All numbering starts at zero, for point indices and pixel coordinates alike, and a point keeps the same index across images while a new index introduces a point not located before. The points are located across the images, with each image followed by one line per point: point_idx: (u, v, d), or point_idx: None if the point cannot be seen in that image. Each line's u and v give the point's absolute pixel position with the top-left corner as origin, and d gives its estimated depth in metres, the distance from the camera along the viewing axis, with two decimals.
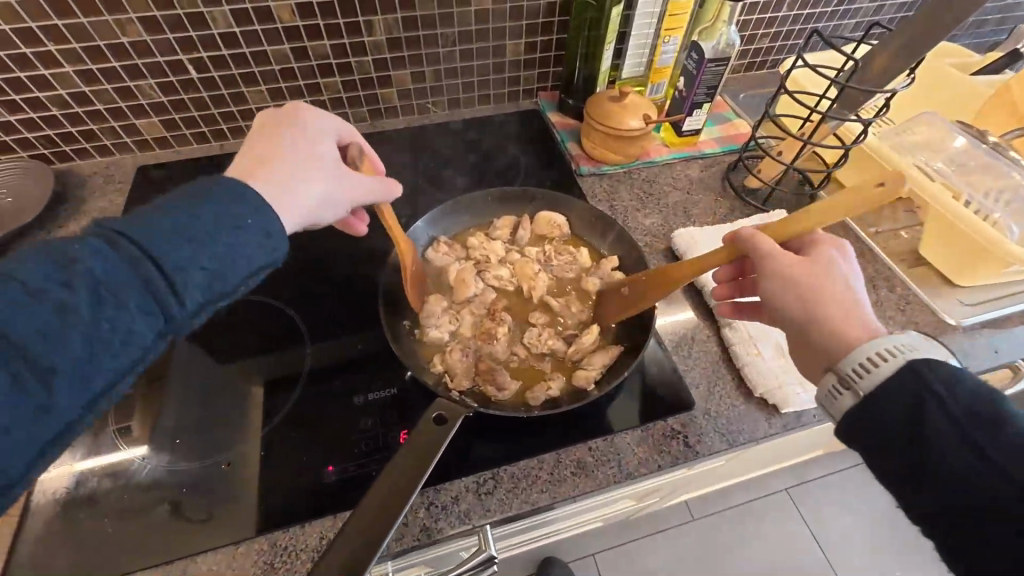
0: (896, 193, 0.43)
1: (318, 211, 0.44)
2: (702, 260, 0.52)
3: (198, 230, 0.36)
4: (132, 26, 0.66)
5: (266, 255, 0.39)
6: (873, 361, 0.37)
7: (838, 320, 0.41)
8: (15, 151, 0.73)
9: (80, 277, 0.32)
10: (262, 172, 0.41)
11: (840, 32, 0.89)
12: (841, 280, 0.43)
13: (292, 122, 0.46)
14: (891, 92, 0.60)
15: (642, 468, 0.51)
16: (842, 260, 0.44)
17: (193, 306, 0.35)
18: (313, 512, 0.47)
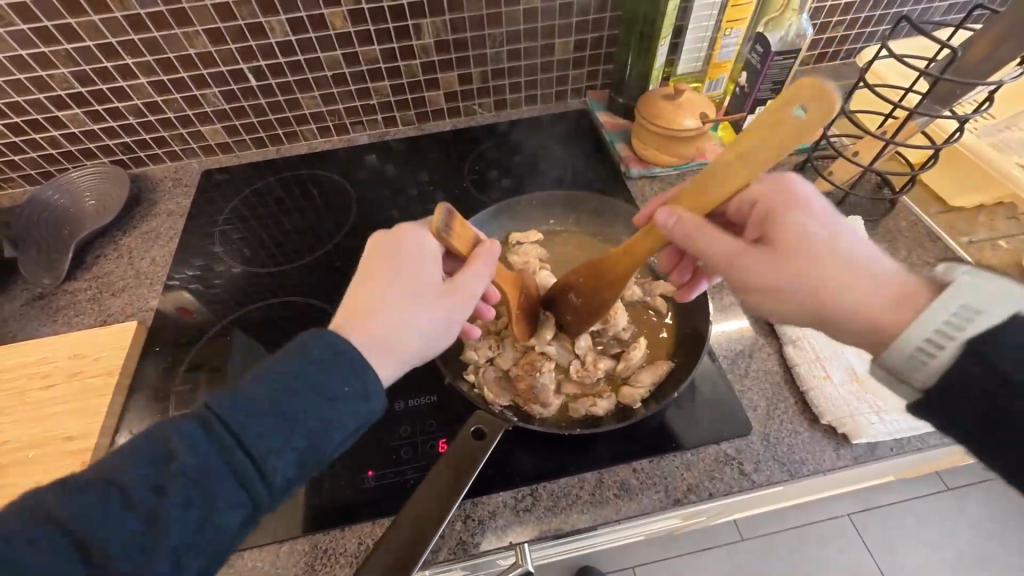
0: (826, 113, 0.38)
1: (420, 350, 0.42)
2: (635, 244, 0.51)
3: (322, 382, 0.37)
4: (198, 38, 0.70)
5: (358, 419, 0.38)
6: (934, 343, 0.35)
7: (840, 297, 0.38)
8: (98, 157, 0.80)
9: (234, 429, 0.34)
10: (369, 321, 0.40)
11: (929, 16, 0.80)
12: (812, 242, 0.40)
13: (395, 252, 0.44)
14: (996, 83, 0.53)
15: (691, 495, 0.47)
16: (805, 218, 0.42)
17: (315, 459, 0.36)
18: (353, 517, 0.47)
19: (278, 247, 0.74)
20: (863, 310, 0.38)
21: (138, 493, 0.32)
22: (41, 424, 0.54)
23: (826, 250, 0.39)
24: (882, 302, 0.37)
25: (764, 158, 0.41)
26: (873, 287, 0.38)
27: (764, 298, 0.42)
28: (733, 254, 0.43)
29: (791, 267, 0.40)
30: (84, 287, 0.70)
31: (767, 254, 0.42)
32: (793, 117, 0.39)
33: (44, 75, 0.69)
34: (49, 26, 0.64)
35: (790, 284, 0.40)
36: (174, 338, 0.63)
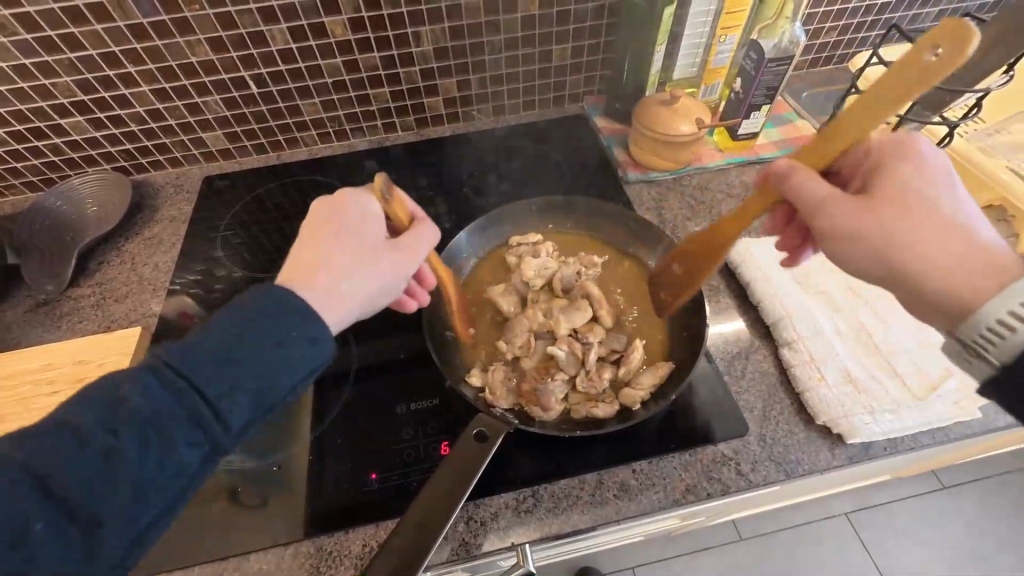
0: (957, 59, 0.33)
1: (370, 300, 0.43)
2: (741, 215, 0.49)
3: (238, 355, 0.36)
4: (200, 46, 0.71)
5: (312, 361, 0.39)
6: (1005, 326, 0.37)
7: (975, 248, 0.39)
8: (99, 163, 0.80)
9: (129, 419, 0.33)
10: (308, 277, 0.40)
11: (919, 22, 0.81)
12: (917, 194, 0.41)
13: (337, 211, 0.44)
14: (984, 91, 0.54)
15: (689, 495, 0.48)
16: (915, 171, 0.42)
17: (240, 423, 0.36)
18: (357, 520, 0.48)
19: (279, 252, 0.75)
20: (952, 280, 0.39)
21: (91, 434, 0.32)
22: None
23: (948, 207, 0.40)
24: (977, 259, 0.39)
25: (888, 109, 0.38)
26: (967, 254, 0.39)
27: (837, 252, 0.42)
28: (831, 198, 0.42)
29: (890, 222, 0.40)
30: (88, 294, 0.70)
31: (865, 203, 0.41)
32: (931, 60, 0.35)
33: (46, 84, 0.69)
34: (53, 35, 0.65)
35: (889, 247, 0.40)
36: (177, 343, 0.64)
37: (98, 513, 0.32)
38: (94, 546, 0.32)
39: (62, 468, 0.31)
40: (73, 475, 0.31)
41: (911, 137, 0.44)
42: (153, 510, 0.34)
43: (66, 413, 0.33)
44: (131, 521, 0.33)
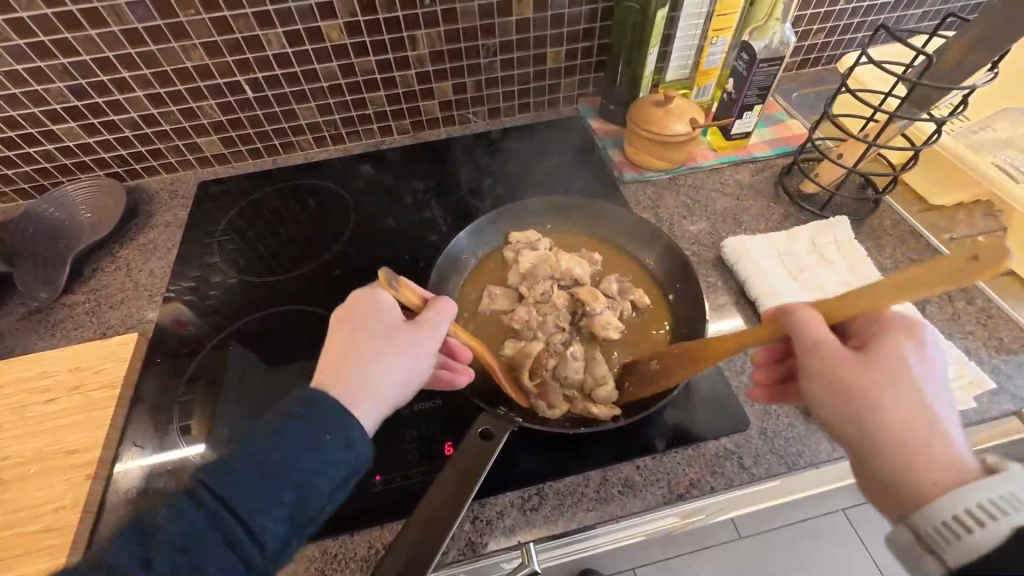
0: (996, 266, 0.34)
1: (396, 394, 0.42)
2: (744, 335, 0.46)
3: (275, 463, 0.37)
4: (195, 51, 0.71)
5: (349, 464, 0.39)
6: (972, 519, 0.31)
7: (942, 463, 0.34)
8: (92, 170, 0.79)
9: (162, 546, 0.33)
10: (337, 376, 0.40)
11: (904, 23, 0.83)
12: (899, 370, 0.37)
13: (356, 312, 0.43)
14: (970, 88, 0.55)
15: (694, 490, 0.49)
16: (913, 358, 0.38)
17: (277, 541, 0.36)
18: (362, 522, 0.48)
19: (275, 257, 0.75)
20: (925, 449, 0.35)
21: (130, 569, 0.33)
22: (43, 438, 0.54)
23: (930, 425, 0.35)
24: (948, 463, 0.34)
25: (906, 295, 0.38)
26: (938, 466, 0.34)
27: (819, 365, 0.39)
28: (823, 346, 0.39)
29: (868, 379, 0.37)
30: (82, 301, 0.69)
31: (858, 355, 0.38)
32: (964, 269, 0.35)
33: (39, 89, 0.69)
34: (46, 40, 0.65)
35: (867, 392, 0.37)
36: (175, 349, 0.63)
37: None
38: None
39: None
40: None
41: (923, 334, 0.39)
42: None
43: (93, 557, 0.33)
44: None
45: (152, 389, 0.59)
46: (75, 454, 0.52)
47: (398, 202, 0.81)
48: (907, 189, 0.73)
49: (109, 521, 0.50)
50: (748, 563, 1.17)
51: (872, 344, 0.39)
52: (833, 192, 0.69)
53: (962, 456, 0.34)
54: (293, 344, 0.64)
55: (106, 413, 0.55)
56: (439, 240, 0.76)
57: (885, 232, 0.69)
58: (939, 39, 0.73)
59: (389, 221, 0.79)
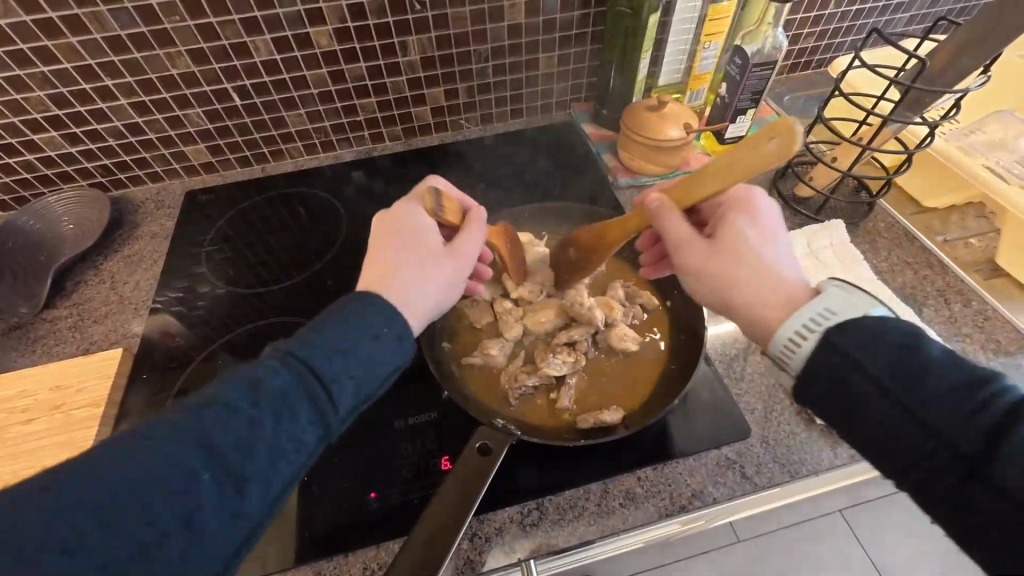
0: (789, 150, 0.40)
1: (436, 305, 0.45)
2: (624, 223, 0.54)
3: (356, 333, 0.38)
4: (181, 58, 0.69)
5: (398, 357, 0.40)
6: (800, 338, 0.39)
7: (786, 287, 0.42)
8: (75, 180, 0.77)
9: (266, 397, 0.34)
10: (387, 282, 0.42)
11: (893, 27, 0.84)
12: (740, 245, 0.44)
13: (398, 223, 0.45)
14: (964, 91, 0.55)
15: (696, 501, 0.48)
16: (750, 227, 0.45)
17: (346, 409, 0.37)
18: (357, 542, 0.46)
19: (265, 267, 0.73)
20: (772, 290, 0.42)
21: (239, 406, 0.33)
22: (23, 459, 0.52)
23: (767, 262, 0.43)
24: (783, 294, 0.41)
25: (737, 176, 0.44)
26: (776, 292, 0.42)
27: (684, 260, 0.46)
28: (683, 241, 0.46)
29: (716, 258, 0.44)
30: (65, 315, 0.67)
31: (706, 245, 0.45)
32: (770, 147, 0.41)
33: (19, 99, 0.67)
34: (25, 48, 0.63)
35: (717, 268, 0.44)
36: (162, 363, 0.61)
37: (240, 473, 0.32)
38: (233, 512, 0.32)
39: (205, 440, 0.32)
40: (216, 444, 0.32)
41: (751, 202, 0.47)
42: (274, 493, 0.34)
43: (206, 398, 0.34)
44: (269, 485, 0.34)
45: (137, 406, 0.58)
46: None
47: None
48: (900, 191, 0.74)
49: None
50: (748, 567, 1.17)
51: (717, 227, 0.46)
52: (829, 196, 0.69)
53: (789, 274, 0.43)
54: None
55: (90, 433, 0.53)
56: None
57: (879, 234, 0.69)
58: (928, 43, 0.73)
59: None
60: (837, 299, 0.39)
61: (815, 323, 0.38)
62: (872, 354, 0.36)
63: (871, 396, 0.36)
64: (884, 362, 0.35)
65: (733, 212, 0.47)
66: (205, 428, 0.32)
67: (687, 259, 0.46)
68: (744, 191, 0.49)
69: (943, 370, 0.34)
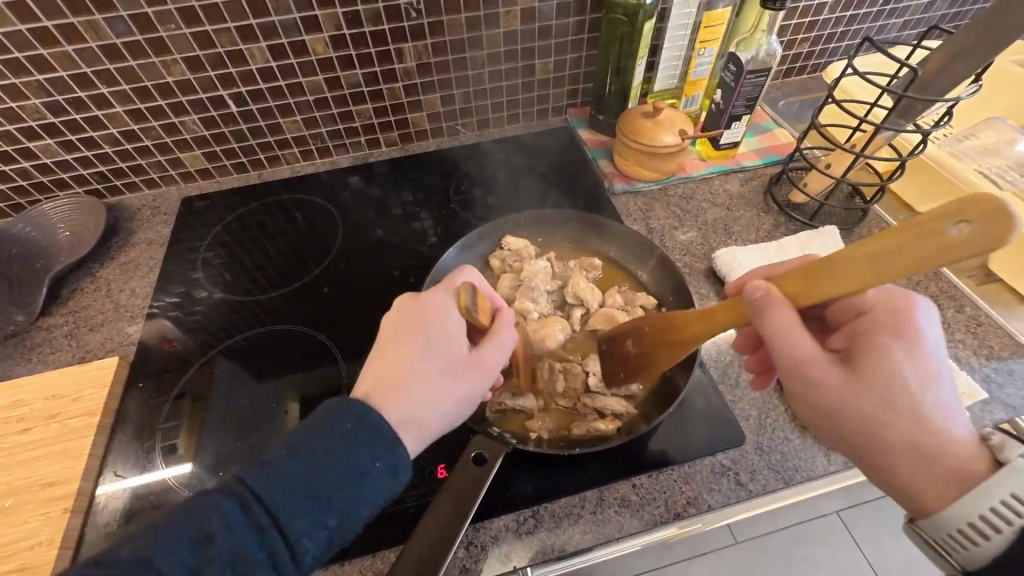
0: (990, 247, 0.28)
1: (445, 423, 0.42)
2: (714, 313, 0.43)
3: (329, 479, 0.36)
4: (176, 65, 0.69)
5: (388, 496, 0.38)
6: (980, 530, 0.33)
7: (955, 447, 0.34)
8: (71, 187, 0.77)
9: (214, 550, 0.32)
10: (391, 396, 0.40)
11: (886, 32, 0.84)
12: (901, 391, 0.35)
13: (421, 318, 0.44)
14: (955, 100, 0.56)
15: (691, 508, 0.48)
16: (908, 362, 0.36)
17: (313, 562, 0.35)
18: (353, 551, 0.46)
19: (261, 273, 0.73)
20: (939, 455, 0.34)
21: (182, 565, 0.31)
22: (18, 469, 0.51)
23: (937, 423, 0.34)
24: (954, 462, 0.34)
25: (893, 270, 0.32)
26: (944, 457, 0.34)
27: (815, 394, 0.37)
28: (813, 364, 0.37)
29: (868, 403, 0.35)
30: (60, 323, 0.67)
31: (848, 379, 0.36)
32: (948, 235, 0.30)
33: (14, 107, 0.67)
34: (20, 57, 0.63)
35: (867, 419, 0.35)
36: (157, 371, 0.61)
37: None
38: None
39: None
40: None
41: (902, 316, 0.38)
42: None
43: (147, 553, 0.31)
44: None
45: (133, 415, 0.57)
46: (52, 486, 0.50)
47: (387, 215, 0.80)
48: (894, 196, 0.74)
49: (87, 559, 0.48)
50: (746, 568, 1.18)
51: (864, 357, 0.37)
52: (821, 202, 0.69)
53: (963, 435, 0.34)
54: (280, 362, 0.63)
55: (85, 442, 0.53)
56: (428, 254, 0.75)
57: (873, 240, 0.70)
58: (921, 50, 0.74)
59: (378, 235, 0.78)
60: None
61: (1004, 513, 0.32)
62: None
63: None
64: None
65: (882, 333, 0.37)
66: None
67: (822, 395, 0.37)
68: (887, 301, 0.39)
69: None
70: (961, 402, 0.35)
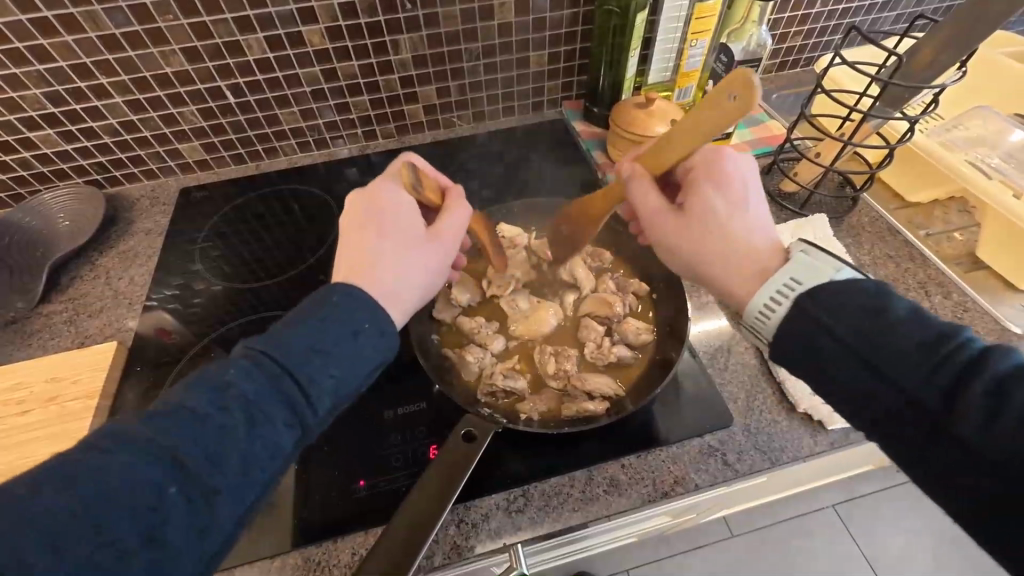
0: (748, 106, 0.41)
1: (418, 292, 0.46)
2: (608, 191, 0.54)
3: (329, 337, 0.38)
4: (175, 56, 0.70)
5: (380, 352, 0.40)
6: (773, 302, 0.40)
7: (754, 249, 0.43)
8: (71, 177, 0.78)
9: (237, 401, 0.34)
10: (365, 271, 0.42)
11: (879, 26, 0.85)
12: (710, 216, 0.45)
13: (375, 206, 0.46)
14: (940, 87, 0.57)
15: (679, 487, 0.49)
16: (717, 195, 0.45)
17: (324, 411, 0.37)
18: (346, 529, 0.47)
19: (258, 263, 0.74)
20: (743, 258, 0.43)
21: (209, 412, 0.33)
22: (17, 450, 0.52)
23: (738, 231, 0.44)
24: (755, 260, 0.43)
25: (708, 132, 0.45)
26: (746, 256, 0.43)
27: (656, 233, 0.48)
28: (655, 212, 0.48)
29: (690, 230, 0.46)
30: (60, 309, 0.68)
31: (676, 219, 0.47)
32: (727, 104, 0.42)
33: (15, 97, 0.68)
34: (21, 47, 0.64)
35: (688, 243, 0.46)
36: (155, 357, 0.62)
37: (214, 482, 0.32)
38: (207, 520, 0.32)
39: (173, 444, 0.32)
40: (193, 446, 0.32)
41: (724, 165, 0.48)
42: (250, 496, 0.34)
43: (175, 403, 0.34)
44: (240, 496, 0.33)
45: (131, 398, 0.58)
46: None
47: None
48: (884, 186, 0.75)
49: None
50: (741, 561, 1.19)
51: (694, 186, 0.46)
52: (812, 191, 0.70)
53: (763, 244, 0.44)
54: None
55: (83, 425, 0.54)
56: None
57: (863, 229, 0.70)
58: (909, 40, 0.74)
59: None
60: (804, 269, 0.40)
61: (787, 289, 0.40)
62: (845, 326, 0.37)
63: (879, 389, 0.36)
64: (836, 314, 0.38)
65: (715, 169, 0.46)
66: (177, 430, 0.32)
67: (664, 231, 0.47)
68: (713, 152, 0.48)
69: (904, 327, 0.36)
70: (770, 221, 0.45)
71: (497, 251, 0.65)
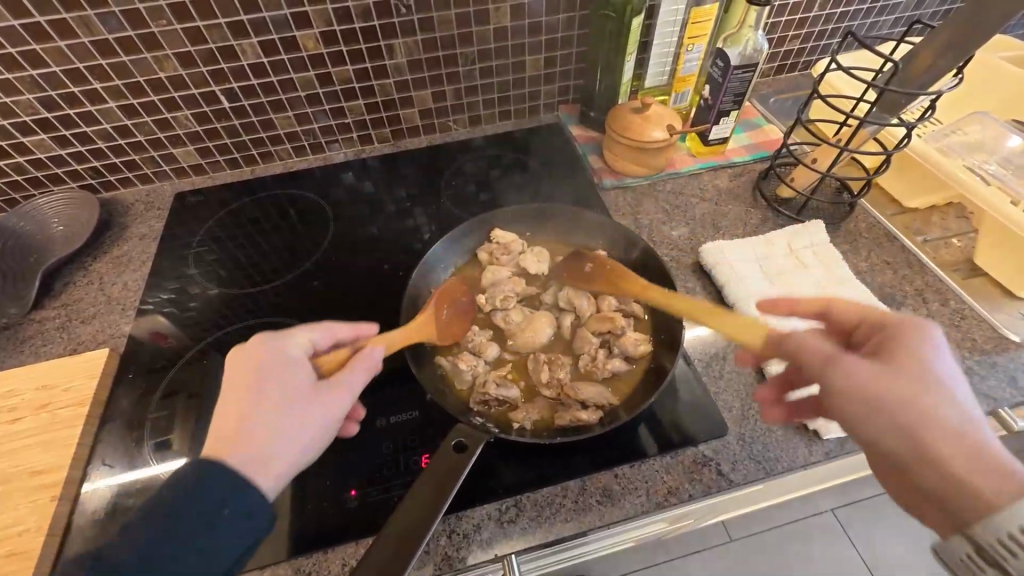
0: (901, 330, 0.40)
1: (305, 456, 0.41)
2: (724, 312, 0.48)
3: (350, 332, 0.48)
4: (168, 61, 0.70)
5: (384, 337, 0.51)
6: (1018, 540, 0.31)
7: (976, 439, 0.34)
8: (65, 182, 0.78)
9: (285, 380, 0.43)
10: (234, 446, 0.38)
11: (876, 30, 0.85)
12: (931, 379, 0.36)
13: (260, 363, 0.42)
14: (935, 93, 0.56)
15: (672, 498, 0.48)
16: (936, 368, 0.37)
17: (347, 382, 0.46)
18: (337, 539, 0.47)
19: (252, 268, 0.74)
20: (971, 459, 0.34)
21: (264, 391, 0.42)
22: (7, 459, 0.52)
23: (959, 422, 0.35)
24: (988, 469, 0.33)
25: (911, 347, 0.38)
26: (972, 458, 0.34)
27: (842, 395, 0.37)
28: (829, 356, 0.39)
29: (903, 388, 0.36)
30: (53, 315, 0.68)
31: (878, 368, 0.37)
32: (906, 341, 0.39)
33: (8, 102, 0.67)
34: (14, 53, 0.63)
35: (891, 399, 0.36)
36: (147, 363, 0.62)
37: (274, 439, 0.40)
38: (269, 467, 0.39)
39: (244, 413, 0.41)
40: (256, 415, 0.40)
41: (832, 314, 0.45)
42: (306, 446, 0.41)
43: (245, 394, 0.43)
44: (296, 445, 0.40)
45: (123, 405, 0.58)
46: (40, 474, 0.51)
47: (378, 211, 0.81)
48: (881, 191, 0.74)
49: (74, 548, 0.48)
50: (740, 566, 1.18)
51: (883, 349, 0.39)
52: (808, 197, 0.70)
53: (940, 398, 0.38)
54: None
55: (74, 432, 0.54)
56: (417, 247, 0.75)
57: (860, 235, 0.70)
58: (906, 45, 0.74)
59: (370, 231, 0.78)
60: None
61: None
62: None
63: None
64: None
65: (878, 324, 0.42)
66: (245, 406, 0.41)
67: (844, 381, 0.37)
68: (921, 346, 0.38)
69: None
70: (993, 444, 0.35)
71: (491, 257, 0.65)
